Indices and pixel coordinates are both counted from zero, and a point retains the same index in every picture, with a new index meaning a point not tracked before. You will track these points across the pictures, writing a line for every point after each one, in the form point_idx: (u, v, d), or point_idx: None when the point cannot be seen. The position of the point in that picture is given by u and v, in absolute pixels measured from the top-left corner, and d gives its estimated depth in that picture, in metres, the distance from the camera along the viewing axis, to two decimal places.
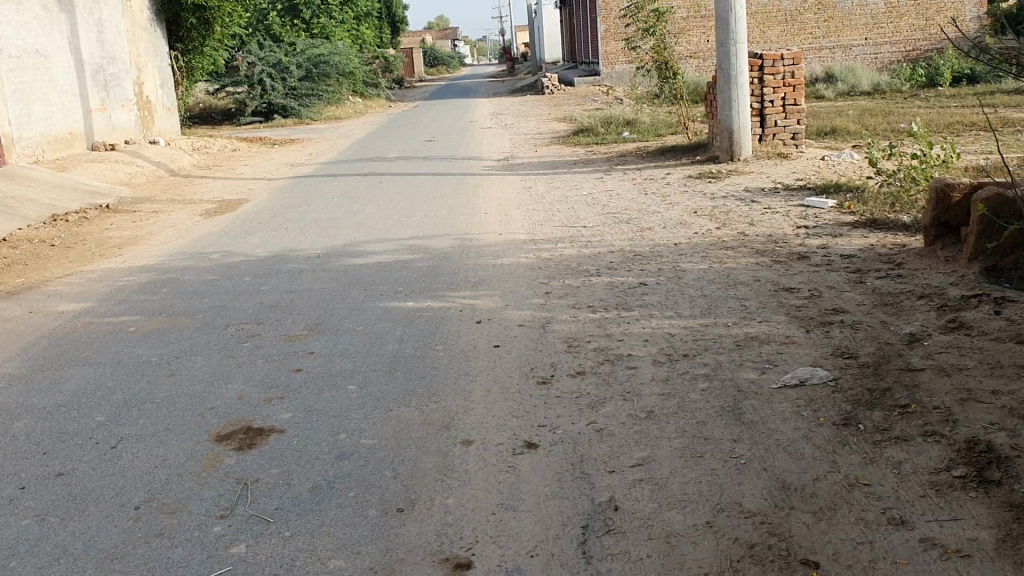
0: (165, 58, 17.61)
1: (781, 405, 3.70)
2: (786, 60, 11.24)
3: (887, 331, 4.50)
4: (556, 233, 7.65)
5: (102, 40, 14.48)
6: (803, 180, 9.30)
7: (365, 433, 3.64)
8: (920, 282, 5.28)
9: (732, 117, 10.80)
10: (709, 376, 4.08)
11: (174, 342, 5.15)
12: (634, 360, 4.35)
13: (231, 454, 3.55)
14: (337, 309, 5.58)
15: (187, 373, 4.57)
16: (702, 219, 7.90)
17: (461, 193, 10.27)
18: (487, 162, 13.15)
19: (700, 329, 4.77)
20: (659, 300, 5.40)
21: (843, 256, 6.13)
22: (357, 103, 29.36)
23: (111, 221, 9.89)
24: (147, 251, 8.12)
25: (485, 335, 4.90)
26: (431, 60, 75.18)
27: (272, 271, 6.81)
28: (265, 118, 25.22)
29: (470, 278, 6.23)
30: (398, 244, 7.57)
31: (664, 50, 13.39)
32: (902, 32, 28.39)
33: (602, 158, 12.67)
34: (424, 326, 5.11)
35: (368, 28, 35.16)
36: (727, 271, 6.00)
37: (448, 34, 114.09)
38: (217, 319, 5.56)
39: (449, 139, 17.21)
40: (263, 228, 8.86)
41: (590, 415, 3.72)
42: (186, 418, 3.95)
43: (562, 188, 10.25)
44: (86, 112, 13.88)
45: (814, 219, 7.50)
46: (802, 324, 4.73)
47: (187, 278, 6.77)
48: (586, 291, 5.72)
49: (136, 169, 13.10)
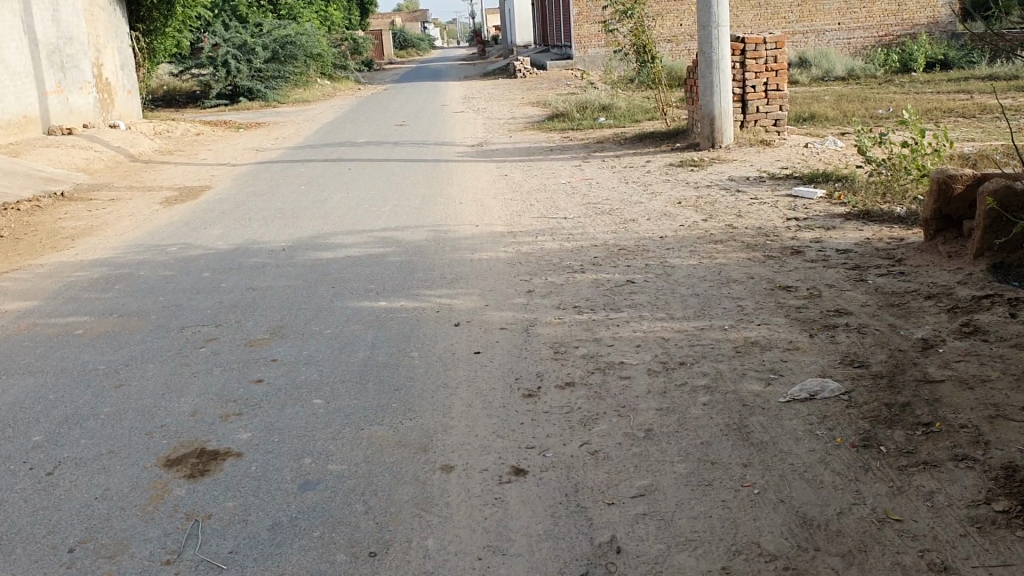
0: (126, 38, 16.99)
1: (792, 423, 3.36)
2: (769, 44, 10.91)
3: (898, 336, 4.18)
4: (534, 225, 7.28)
5: (57, 19, 13.84)
6: (788, 169, 9.00)
7: (333, 457, 3.27)
8: (925, 280, 4.97)
9: (714, 102, 10.45)
10: (710, 388, 3.74)
11: (123, 348, 4.73)
12: (628, 370, 4.00)
13: (182, 484, 3.16)
14: (304, 310, 5.17)
15: (136, 385, 4.16)
16: (686, 209, 7.57)
17: (433, 181, 9.88)
18: (460, 147, 12.76)
19: (695, 333, 4.42)
20: (650, 299, 5.05)
21: (839, 251, 5.82)
22: (325, 85, 28.76)
23: (65, 210, 9.39)
24: (103, 242, 7.68)
25: (464, 339, 4.53)
26: (401, 43, 74.44)
27: (235, 265, 6.40)
28: (230, 101, 24.54)
29: (446, 274, 5.86)
30: (369, 236, 7.18)
31: (642, 33, 13.00)
32: (875, 17, 28.19)
33: (579, 144, 12.33)
34: (398, 329, 4.73)
35: (337, 9, 34.49)
36: (718, 267, 5.66)
37: (417, 17, 113.17)
38: (172, 321, 5.14)
39: (420, 123, 16.78)
40: (225, 218, 8.41)
41: (583, 434, 3.36)
42: (133, 439, 3.55)
43: (540, 175, 9.90)
44: (41, 95, 13.28)
45: (804, 210, 7.20)
46: (804, 327, 4.41)
47: (142, 273, 6.34)
48: (571, 290, 5.37)
49: (95, 154, 12.57)
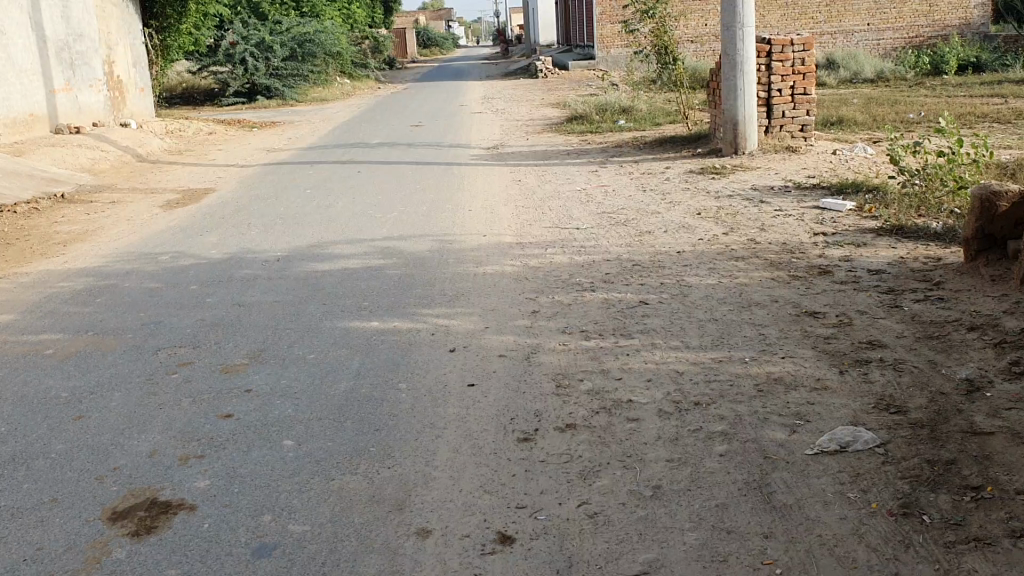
0: (139, 35, 16.70)
1: (820, 484, 2.95)
2: (796, 45, 10.44)
3: (939, 375, 3.75)
4: (545, 236, 6.89)
5: (67, 15, 13.54)
6: (816, 178, 8.54)
7: (296, 515, 2.88)
8: (967, 308, 4.54)
9: (738, 106, 9.99)
10: (727, 435, 3.32)
11: (91, 372, 4.37)
12: (635, 410, 3.59)
13: (124, 543, 2.79)
14: (289, 330, 4.79)
15: (96, 418, 3.80)
16: (706, 221, 7.14)
17: (444, 186, 9.50)
18: (475, 150, 12.38)
19: (712, 367, 4.00)
20: (663, 325, 4.63)
21: (870, 271, 5.38)
22: (344, 83, 28.47)
23: (63, 212, 9.08)
24: (95, 248, 7.35)
25: (458, 368, 4.13)
26: (424, 41, 74.20)
27: (225, 277, 6.04)
28: (248, 99, 24.31)
29: (448, 291, 5.47)
30: (370, 246, 6.80)
31: (664, 33, 12.53)
32: (906, 17, 27.51)
33: (597, 148, 11.92)
34: (387, 355, 4.34)
35: (358, 7, 34.22)
36: (739, 288, 5.23)
37: (442, 15, 113.00)
38: (148, 341, 4.78)
39: (437, 124, 16.41)
40: (224, 224, 8.07)
41: (581, 490, 2.96)
42: (81, 485, 3.19)
43: (553, 181, 9.50)
44: (49, 93, 13.00)
45: (832, 224, 6.75)
46: (833, 362, 3.98)
47: (128, 285, 6.00)
48: (579, 311, 4.96)
49: (102, 154, 12.28)
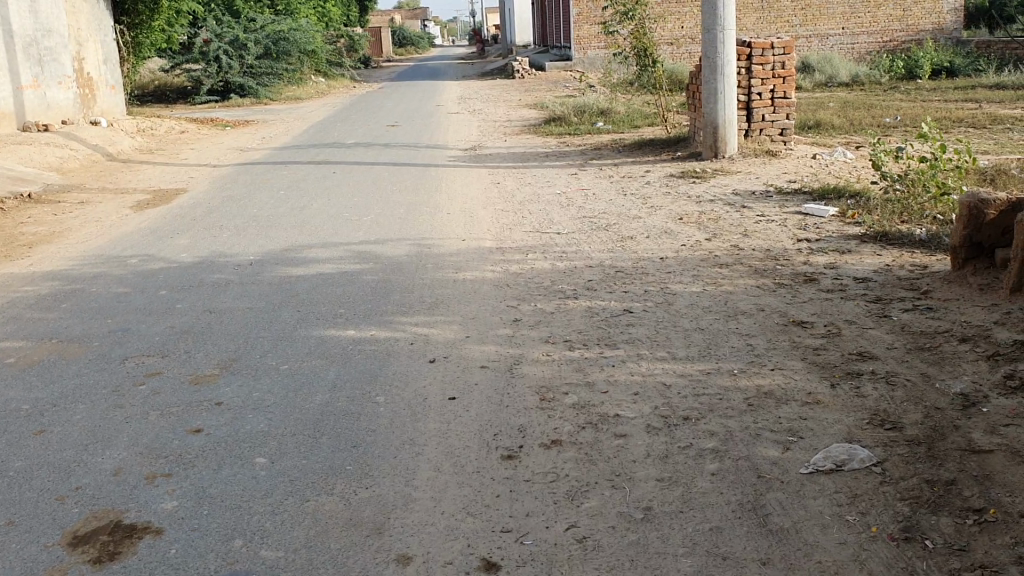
0: (110, 31, 16.40)
1: (817, 505, 2.84)
2: (776, 49, 10.37)
3: (933, 389, 3.65)
4: (525, 241, 6.77)
5: (36, 10, 13.22)
6: (797, 183, 8.47)
7: (268, 540, 2.73)
8: (957, 319, 4.46)
9: (718, 110, 9.91)
10: (718, 453, 3.21)
11: (55, 382, 4.18)
12: (623, 426, 3.46)
13: (84, 571, 2.63)
14: (261, 339, 4.63)
15: (59, 432, 3.62)
16: (688, 226, 7.04)
17: (421, 188, 9.35)
18: (452, 151, 12.24)
19: (700, 379, 3.89)
20: (649, 334, 4.51)
21: (857, 279, 5.29)
22: (319, 82, 28.22)
23: (30, 213, 8.85)
24: (63, 250, 7.15)
25: (438, 380, 3.99)
26: (400, 40, 73.90)
27: (196, 282, 5.86)
28: (222, 97, 24.02)
29: (426, 297, 5.33)
30: (346, 250, 6.65)
31: (643, 35, 12.42)
32: (880, 22, 27.68)
33: (576, 150, 11.82)
34: (363, 365, 4.20)
35: (334, 6, 33.96)
36: (724, 296, 5.13)
37: (418, 15, 112.82)
38: (115, 350, 4.59)
39: (413, 124, 16.25)
40: (196, 226, 7.87)
41: (569, 513, 2.83)
42: (40, 505, 3.02)
43: (532, 184, 9.38)
44: (17, 90, 12.72)
45: (816, 230, 6.68)
46: (823, 374, 3.88)
47: (96, 289, 5.80)
48: (561, 319, 4.84)
49: (70, 152, 12.02)
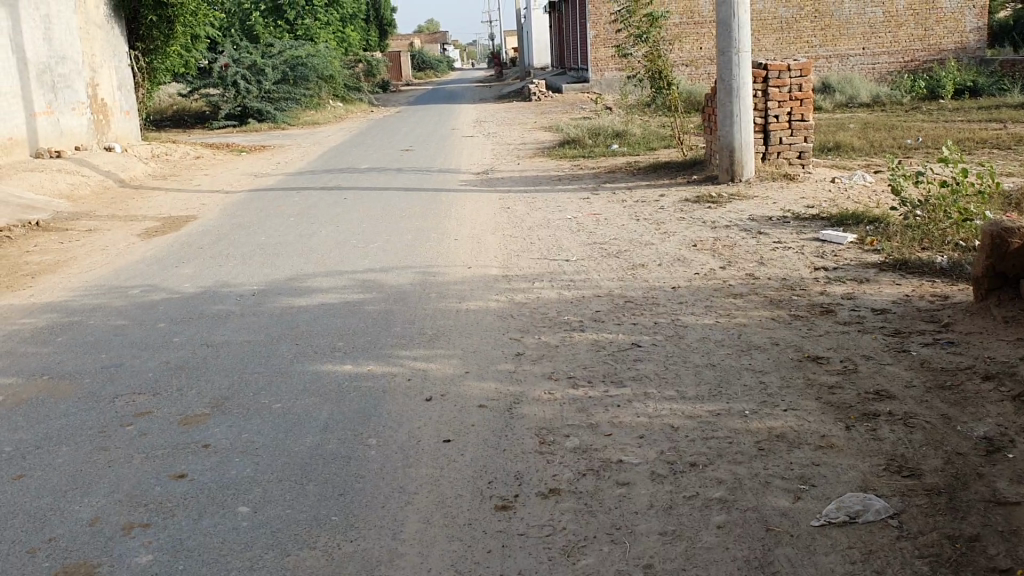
0: (124, 57, 16.46)
1: (829, 562, 2.65)
2: (793, 71, 10.18)
3: (954, 433, 3.45)
4: (533, 268, 6.61)
5: (49, 37, 13.25)
6: (815, 208, 8.28)
7: None
8: (980, 354, 4.25)
9: (733, 134, 9.73)
10: (725, 503, 3.03)
11: (42, 422, 4.05)
12: (625, 473, 3.29)
13: None
14: (256, 375, 4.49)
15: (39, 477, 3.49)
16: (702, 253, 6.86)
17: (430, 214, 9.23)
18: (464, 175, 12.12)
19: (709, 421, 3.71)
20: (657, 371, 4.33)
21: (875, 310, 5.09)
22: (336, 106, 28.29)
23: (37, 241, 8.79)
24: (65, 280, 7.06)
25: (435, 421, 3.83)
26: (420, 63, 74.20)
27: (195, 314, 5.74)
28: (239, 122, 24.05)
29: (428, 329, 5.18)
30: (350, 279, 6.52)
31: (657, 58, 12.27)
32: (901, 42, 27.44)
33: (590, 174, 11.67)
34: (359, 404, 4.04)
35: (353, 31, 34.14)
36: (736, 329, 4.94)
37: (437, 38, 113.66)
38: (106, 387, 4.46)
39: (428, 148, 16.18)
40: (202, 254, 7.77)
41: (563, 571, 2.66)
42: (11, 558, 2.88)
43: (543, 209, 9.24)
44: (30, 116, 12.75)
45: (833, 258, 6.48)
46: (838, 416, 3.69)
47: (93, 322, 5.70)
48: (566, 353, 4.67)
49: (82, 179, 11.99)
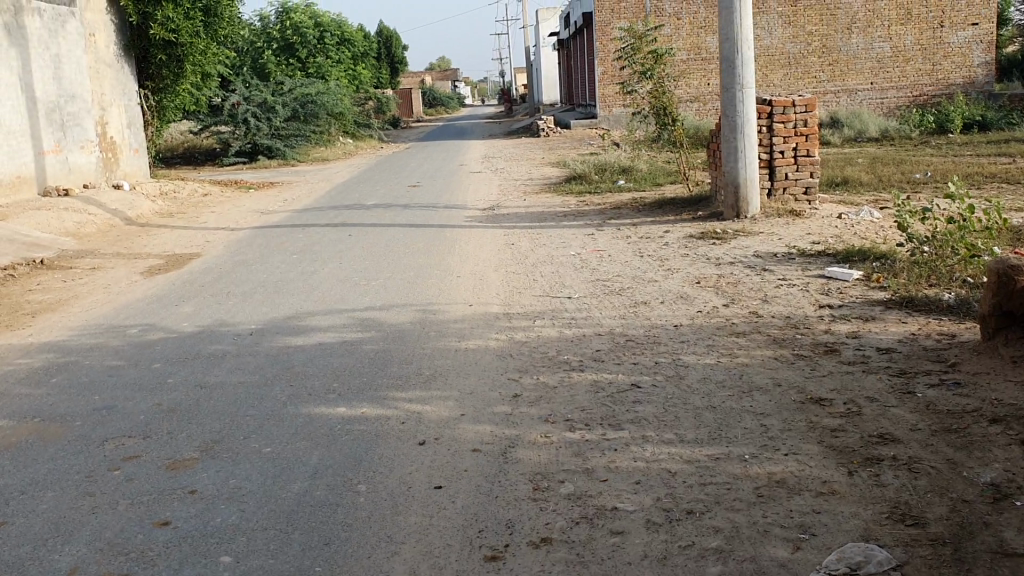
0: (134, 96, 16.57)
1: None
2: (798, 106, 10.17)
3: (959, 479, 3.34)
4: (535, 306, 6.54)
5: (59, 77, 13.36)
6: (821, 244, 8.20)
7: None
8: (987, 396, 4.14)
9: (738, 170, 9.68)
10: (722, 553, 2.93)
11: (28, 466, 3.98)
12: (620, 521, 3.19)
13: None
14: (248, 418, 4.41)
15: (21, 524, 3.41)
16: (706, 291, 6.78)
17: (434, 250, 9.18)
18: (470, 212, 12.09)
19: (708, 466, 3.61)
20: (656, 413, 4.24)
21: (880, 350, 4.99)
22: (346, 143, 28.43)
23: (40, 279, 8.77)
24: (64, 319, 7.01)
25: (427, 466, 3.74)
26: (430, 100, 74.68)
27: (192, 354, 5.68)
28: (249, 159, 24.09)
29: (426, 369, 5.10)
30: (350, 317, 6.46)
31: (662, 94, 12.28)
32: (909, 76, 27.47)
33: (595, 210, 11.63)
34: (350, 448, 3.96)
35: (363, 69, 34.41)
36: (738, 369, 4.85)
37: (448, 75, 114.62)
38: (96, 430, 4.39)
39: (435, 184, 16.19)
40: (203, 293, 7.73)
41: None
42: None
43: (548, 245, 9.18)
44: (38, 155, 12.82)
45: (838, 295, 6.40)
46: (840, 461, 3.58)
47: (89, 362, 5.64)
48: (564, 395, 4.58)
49: (88, 217, 12.01)
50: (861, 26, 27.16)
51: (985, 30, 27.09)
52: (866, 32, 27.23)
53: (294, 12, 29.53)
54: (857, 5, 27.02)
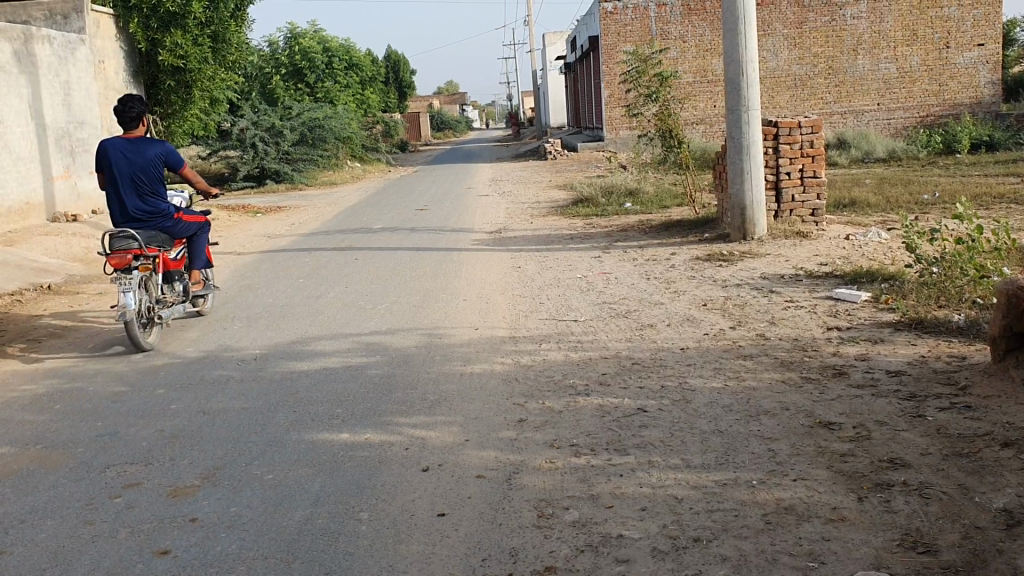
0: (143, 122, 16.67)
1: None
2: (804, 128, 10.12)
3: (971, 505, 3.28)
4: (541, 330, 6.50)
5: (68, 103, 13.44)
6: (828, 266, 8.16)
7: None
8: (999, 420, 4.08)
9: (744, 191, 9.65)
10: None
11: (29, 494, 3.95)
12: (625, 549, 3.14)
13: None
14: (251, 444, 4.38)
15: (19, 553, 3.37)
16: (713, 313, 6.74)
17: (441, 274, 9.16)
18: (477, 235, 12.08)
19: (714, 492, 3.56)
20: (662, 438, 4.19)
21: (889, 372, 4.93)
22: (354, 167, 28.53)
23: (46, 305, 8.76)
24: (69, 345, 6.99)
25: (430, 494, 3.69)
26: (438, 124, 75.14)
27: (196, 379, 5.65)
28: (257, 183, 24.22)
29: (430, 394, 5.06)
30: (355, 341, 6.45)
31: (668, 116, 12.28)
32: (916, 97, 27.47)
33: (601, 232, 11.62)
34: (353, 475, 3.92)
35: (372, 94, 34.63)
36: (746, 393, 4.80)
37: (455, 100, 115.28)
38: (98, 457, 4.36)
39: (442, 207, 16.21)
40: (208, 318, 7.71)
41: None
42: None
43: (554, 268, 9.16)
44: (47, 180, 12.86)
45: (846, 317, 6.34)
46: (850, 486, 3.53)
47: (92, 388, 5.61)
48: (570, 420, 4.53)
49: (96, 243, 12.03)
50: (867, 47, 27.18)
51: (991, 50, 27.13)
52: (873, 53, 27.26)
53: (302, 38, 29.76)
54: (862, 26, 27.06)
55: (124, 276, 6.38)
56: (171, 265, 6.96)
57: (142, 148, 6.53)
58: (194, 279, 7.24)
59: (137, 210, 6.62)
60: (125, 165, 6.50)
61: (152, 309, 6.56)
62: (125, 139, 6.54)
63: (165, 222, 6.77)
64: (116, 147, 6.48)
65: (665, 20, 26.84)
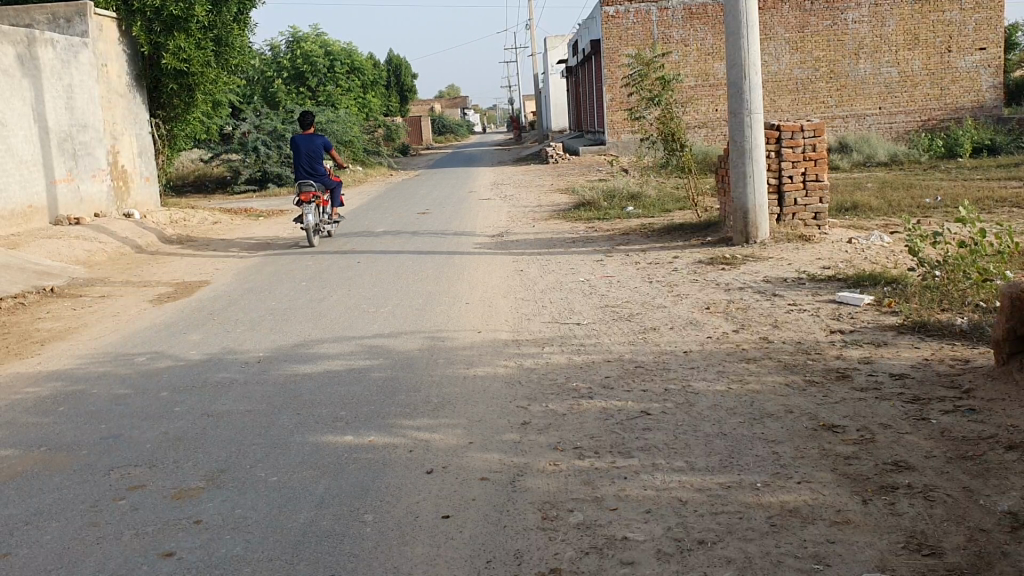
0: (145, 125, 16.69)
1: None
2: (806, 132, 10.10)
3: (976, 507, 3.28)
4: (544, 333, 6.52)
5: (71, 107, 13.47)
6: (831, 269, 8.16)
7: None
8: (1003, 422, 4.08)
9: (746, 195, 9.66)
10: None
11: (33, 496, 3.95)
12: (630, 551, 3.14)
13: None
14: (255, 447, 4.38)
15: (24, 555, 3.37)
16: (715, 317, 6.74)
17: (443, 277, 9.17)
18: (479, 238, 12.09)
19: (719, 495, 3.56)
20: (666, 440, 4.19)
21: (892, 376, 4.94)
22: (356, 170, 28.56)
23: (49, 308, 8.77)
24: (73, 347, 7.00)
25: (434, 496, 3.69)
26: (440, 128, 75.33)
27: (199, 382, 5.65)
28: (260, 186, 24.23)
29: (434, 397, 5.06)
30: (358, 344, 6.45)
31: (670, 120, 12.28)
32: (917, 101, 27.48)
33: (603, 236, 11.62)
34: (358, 477, 3.92)
35: (375, 97, 34.68)
36: (749, 396, 4.79)
37: (456, 104, 115.43)
38: (102, 460, 4.36)
39: (444, 211, 16.21)
40: (212, 321, 7.71)
41: None
42: None
43: (556, 271, 9.16)
44: (50, 184, 12.87)
45: (849, 320, 6.34)
46: (854, 489, 3.53)
47: (96, 391, 5.61)
48: (574, 422, 4.53)
49: (98, 246, 12.06)
50: (869, 51, 27.20)
51: (992, 54, 27.13)
52: (875, 57, 27.26)
53: (304, 42, 29.86)
54: (864, 30, 27.08)
55: (307, 204, 12.17)
56: (325, 202, 12.68)
57: (315, 140, 12.43)
58: (333, 213, 12.92)
59: (309, 172, 12.48)
60: (305, 148, 12.43)
61: (317, 224, 12.42)
62: (305, 135, 12.51)
63: (324, 179, 12.65)
64: (302, 139, 12.47)
65: (667, 24, 26.89)
